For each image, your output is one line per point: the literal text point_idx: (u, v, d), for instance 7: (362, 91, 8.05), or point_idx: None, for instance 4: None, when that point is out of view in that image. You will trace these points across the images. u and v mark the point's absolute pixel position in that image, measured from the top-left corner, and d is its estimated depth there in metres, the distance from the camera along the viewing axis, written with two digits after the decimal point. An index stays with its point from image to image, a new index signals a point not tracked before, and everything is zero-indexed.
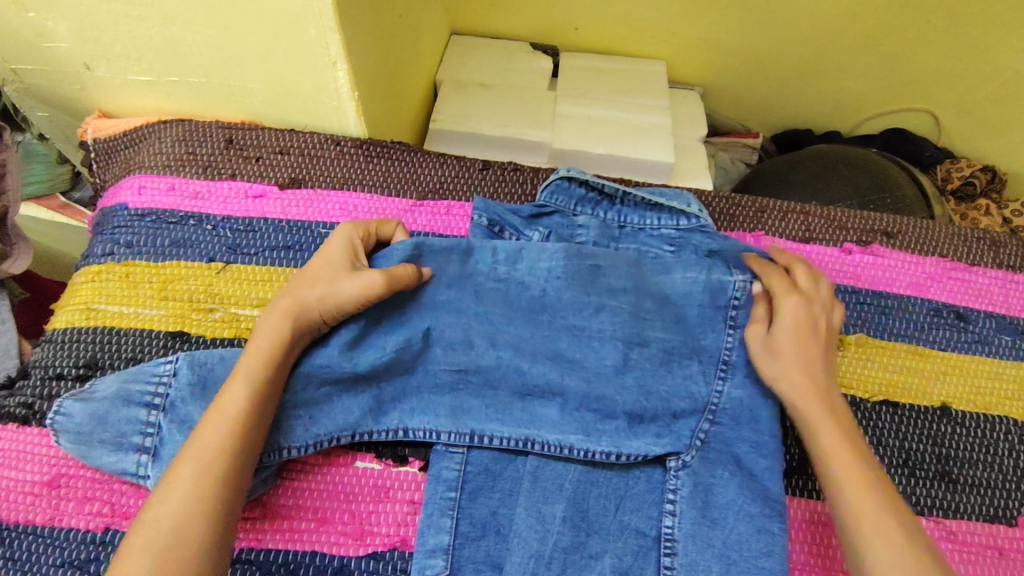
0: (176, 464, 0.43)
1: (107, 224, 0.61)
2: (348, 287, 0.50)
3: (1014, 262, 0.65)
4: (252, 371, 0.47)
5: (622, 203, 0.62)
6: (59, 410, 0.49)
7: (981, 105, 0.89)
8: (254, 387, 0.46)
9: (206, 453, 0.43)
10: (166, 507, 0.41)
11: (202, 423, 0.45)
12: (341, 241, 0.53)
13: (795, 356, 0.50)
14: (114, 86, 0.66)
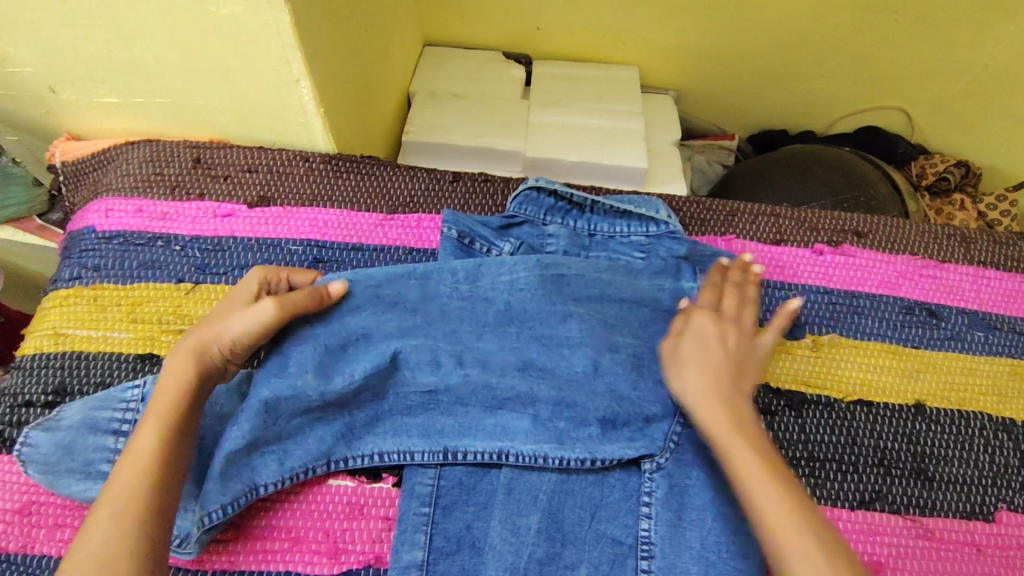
0: (96, 508, 0.42)
1: (75, 247, 0.60)
2: (243, 322, 0.50)
3: (985, 258, 0.65)
4: (161, 410, 0.46)
5: (591, 212, 0.62)
6: (25, 441, 0.49)
7: (952, 101, 0.90)
8: (163, 421, 0.46)
9: (122, 492, 0.43)
10: (88, 546, 0.41)
11: (120, 462, 0.44)
12: (246, 284, 0.53)
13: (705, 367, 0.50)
14: (81, 109, 0.66)
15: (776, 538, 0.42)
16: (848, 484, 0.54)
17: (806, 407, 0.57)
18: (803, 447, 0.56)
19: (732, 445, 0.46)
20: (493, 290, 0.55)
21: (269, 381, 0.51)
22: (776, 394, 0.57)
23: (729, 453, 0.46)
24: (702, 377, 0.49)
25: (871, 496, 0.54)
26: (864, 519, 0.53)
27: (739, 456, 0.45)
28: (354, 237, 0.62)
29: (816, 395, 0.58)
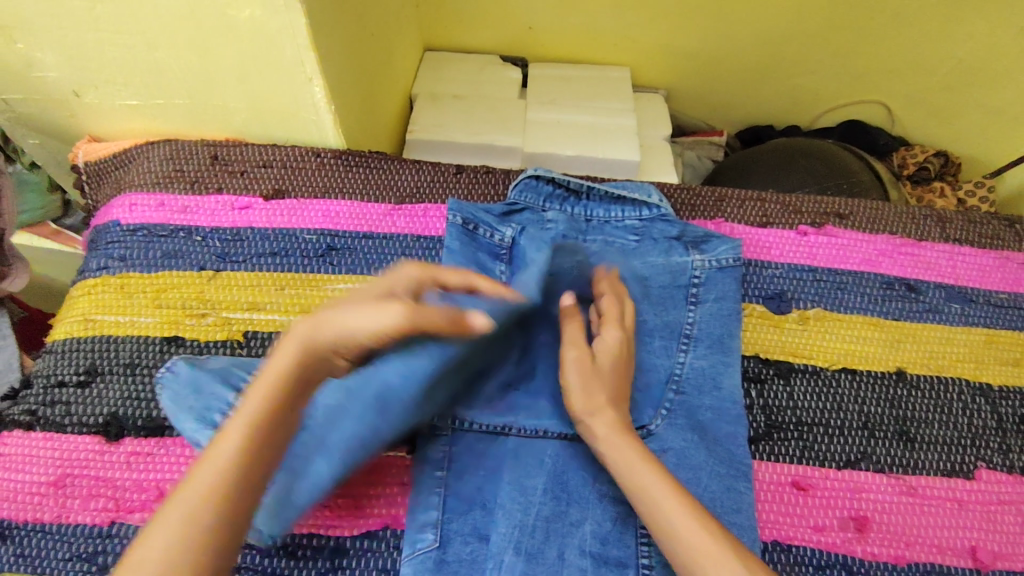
0: (163, 508, 0.38)
1: (101, 240, 0.63)
2: (360, 321, 0.40)
3: (960, 235, 0.69)
4: (253, 414, 0.40)
5: (588, 198, 0.66)
6: (169, 368, 0.53)
7: (929, 94, 0.94)
8: (252, 430, 0.40)
9: (196, 495, 0.38)
10: (147, 551, 0.36)
11: (199, 461, 0.39)
12: (390, 277, 0.44)
13: (606, 393, 0.52)
14: (102, 111, 0.70)
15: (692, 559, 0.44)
16: (835, 446, 0.58)
17: (794, 375, 0.61)
18: (791, 413, 0.59)
19: (638, 469, 0.48)
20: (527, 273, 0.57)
21: (356, 396, 0.48)
22: (765, 364, 0.61)
23: (631, 479, 0.48)
24: (603, 403, 0.52)
25: (856, 457, 0.58)
26: (850, 477, 0.57)
27: (645, 480, 0.47)
28: (365, 226, 0.65)
29: (803, 364, 0.61)
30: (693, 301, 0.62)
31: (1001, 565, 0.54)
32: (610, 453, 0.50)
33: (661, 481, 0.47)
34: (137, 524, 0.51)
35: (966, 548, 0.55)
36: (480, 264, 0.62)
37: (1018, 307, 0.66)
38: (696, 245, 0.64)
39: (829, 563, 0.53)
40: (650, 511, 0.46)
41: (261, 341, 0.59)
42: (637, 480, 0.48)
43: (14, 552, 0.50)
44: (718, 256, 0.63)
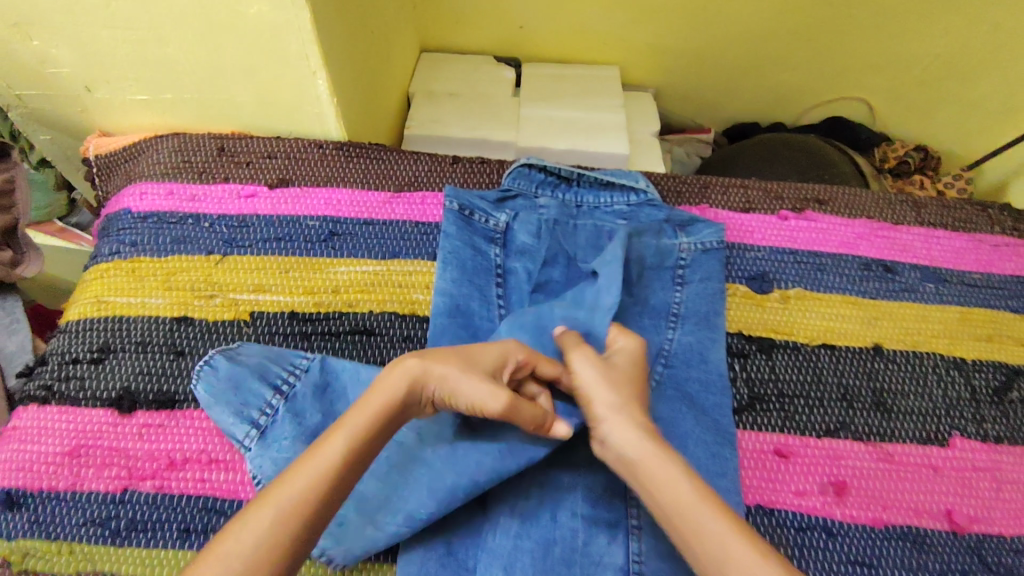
0: (257, 502, 0.41)
1: (112, 227, 0.66)
2: (471, 390, 0.47)
3: (934, 220, 0.72)
4: (354, 430, 0.44)
5: (578, 185, 0.69)
6: (208, 361, 0.56)
7: (906, 90, 0.98)
8: (351, 446, 0.43)
9: (289, 495, 0.41)
10: (237, 540, 0.39)
11: (298, 463, 0.42)
12: (490, 352, 0.50)
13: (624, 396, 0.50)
14: (113, 106, 0.73)
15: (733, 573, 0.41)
16: (815, 416, 0.61)
17: (776, 350, 0.64)
18: (773, 385, 0.62)
19: (672, 486, 0.45)
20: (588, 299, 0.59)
21: (449, 454, 0.52)
22: (748, 340, 0.64)
23: (663, 498, 0.45)
24: (623, 404, 0.49)
25: (835, 426, 0.60)
26: (830, 445, 0.59)
27: (680, 499, 0.44)
28: (366, 213, 0.68)
29: (784, 340, 0.64)
30: (680, 280, 0.64)
31: (975, 528, 0.57)
32: (637, 468, 0.46)
33: (699, 500, 0.44)
34: (148, 491, 0.54)
35: (941, 512, 0.57)
36: (476, 247, 0.64)
37: (992, 286, 0.69)
38: (682, 229, 0.67)
39: (809, 524, 0.56)
40: (687, 534, 0.43)
41: (267, 321, 0.62)
42: (671, 499, 0.44)
43: (30, 518, 0.53)
44: (702, 239, 0.66)
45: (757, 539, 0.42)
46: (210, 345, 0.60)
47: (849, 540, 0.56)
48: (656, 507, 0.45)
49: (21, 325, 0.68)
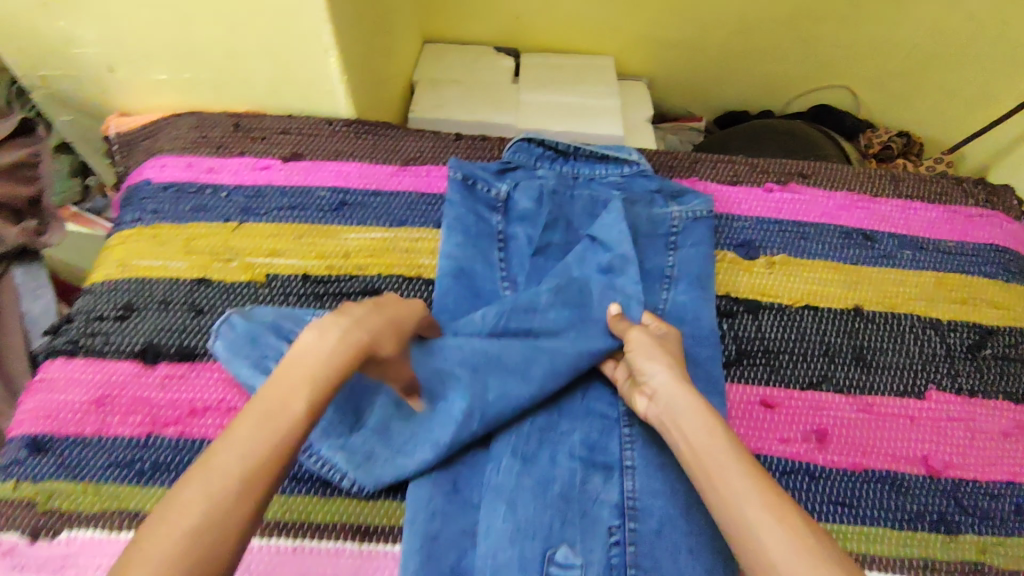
0: (212, 458, 0.39)
1: (135, 197, 0.70)
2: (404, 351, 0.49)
3: (912, 192, 0.76)
4: (310, 383, 0.43)
5: (575, 158, 0.73)
6: (225, 321, 0.59)
7: (888, 77, 1.03)
8: (313, 398, 0.42)
9: (251, 450, 0.39)
10: (198, 497, 0.37)
11: (250, 420, 0.41)
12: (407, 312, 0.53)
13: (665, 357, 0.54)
14: (132, 86, 0.76)
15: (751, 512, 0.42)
16: (799, 370, 0.64)
17: (762, 311, 0.67)
18: (759, 342, 0.66)
19: (705, 431, 0.47)
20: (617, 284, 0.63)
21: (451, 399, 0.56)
22: (736, 301, 0.68)
23: (695, 441, 0.47)
24: (666, 365, 0.54)
25: (818, 380, 0.64)
26: (813, 397, 0.63)
27: (710, 443, 0.46)
28: (374, 184, 0.72)
29: (770, 302, 0.68)
30: (672, 246, 0.68)
31: (951, 473, 0.61)
32: (677, 412, 0.50)
33: (727, 446, 0.46)
34: (171, 436, 0.57)
35: (918, 457, 0.61)
36: (479, 214, 0.68)
37: (967, 253, 0.73)
38: (674, 198, 0.71)
39: (794, 468, 0.60)
40: (712, 472, 0.45)
41: (282, 282, 0.65)
42: (701, 442, 0.47)
43: (58, 460, 0.56)
44: (692, 208, 0.70)
45: (778, 487, 0.43)
46: (228, 303, 0.64)
47: (831, 483, 0.59)
48: (689, 450, 0.48)
49: (48, 291, 0.76)
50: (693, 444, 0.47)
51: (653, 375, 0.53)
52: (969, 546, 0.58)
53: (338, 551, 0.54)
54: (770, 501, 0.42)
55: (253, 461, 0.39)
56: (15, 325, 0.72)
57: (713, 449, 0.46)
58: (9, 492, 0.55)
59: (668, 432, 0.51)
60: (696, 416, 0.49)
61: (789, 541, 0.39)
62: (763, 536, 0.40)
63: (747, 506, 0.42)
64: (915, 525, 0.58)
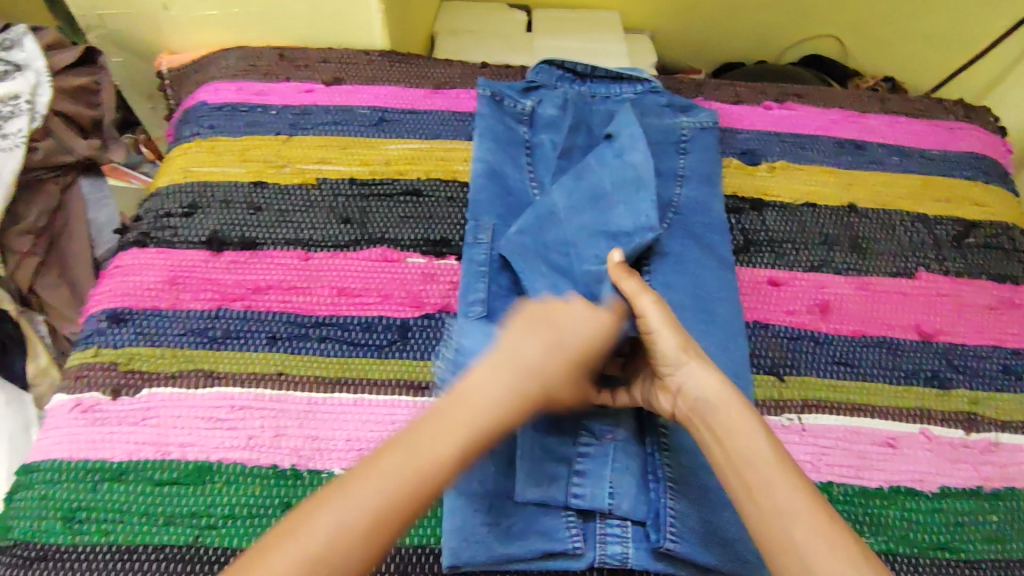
0: (352, 483, 0.39)
1: (192, 116, 0.76)
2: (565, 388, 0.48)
3: (897, 110, 0.84)
4: (464, 434, 0.42)
5: (591, 80, 0.80)
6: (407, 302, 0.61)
7: (871, 24, 1.11)
8: (460, 450, 0.41)
9: (393, 492, 0.39)
10: (328, 521, 0.38)
11: (399, 450, 0.41)
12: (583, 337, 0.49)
13: (692, 348, 0.52)
14: (184, 22, 0.81)
15: (798, 538, 0.41)
16: (800, 255, 0.71)
17: (765, 208, 0.74)
18: (764, 233, 0.72)
19: (748, 440, 0.46)
20: (627, 162, 0.69)
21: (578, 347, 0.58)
22: (741, 200, 0.75)
23: (734, 449, 0.46)
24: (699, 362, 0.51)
25: (818, 263, 0.71)
26: (815, 277, 0.70)
27: (752, 452, 0.46)
28: (410, 104, 0.78)
29: (772, 200, 0.75)
30: (683, 150, 0.75)
31: (941, 337, 0.67)
32: (712, 412, 0.48)
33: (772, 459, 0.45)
34: (239, 309, 0.63)
35: (911, 325, 0.68)
36: (507, 125, 0.74)
37: (949, 159, 0.80)
38: (685, 112, 0.78)
39: (799, 335, 0.66)
40: (753, 483, 0.44)
41: (331, 185, 0.72)
42: (743, 450, 0.46)
43: (136, 330, 0.62)
44: (700, 119, 0.77)
45: (828, 509, 0.43)
46: (282, 201, 0.70)
47: (833, 347, 0.66)
48: (726, 455, 0.46)
49: (110, 201, 0.89)
50: (731, 452, 0.46)
51: (678, 372, 0.51)
52: (961, 398, 0.64)
53: (394, 403, 0.60)
54: (821, 525, 0.42)
55: (385, 503, 0.39)
56: (86, 238, 0.86)
57: (756, 462, 0.45)
58: (91, 357, 0.60)
59: (701, 433, 0.49)
60: (739, 425, 0.47)
61: (841, 567, 0.40)
62: (812, 558, 0.40)
63: (797, 529, 0.42)
64: (911, 381, 0.64)
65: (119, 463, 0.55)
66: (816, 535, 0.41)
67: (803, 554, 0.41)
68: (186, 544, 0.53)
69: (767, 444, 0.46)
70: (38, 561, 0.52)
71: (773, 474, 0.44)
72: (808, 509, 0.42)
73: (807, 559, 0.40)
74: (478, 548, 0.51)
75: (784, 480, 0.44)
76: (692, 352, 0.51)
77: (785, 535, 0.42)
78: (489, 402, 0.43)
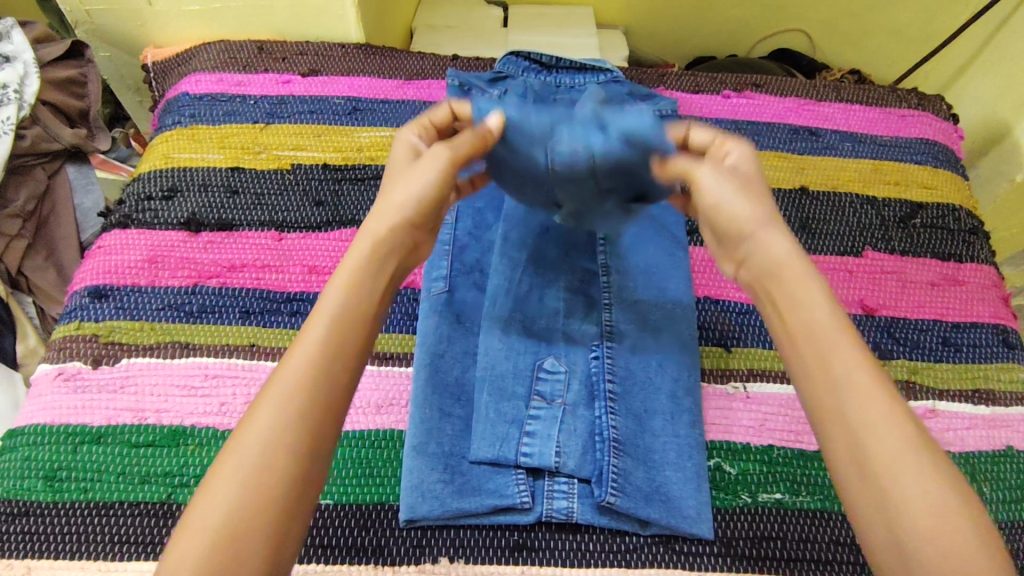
0: (263, 393, 0.40)
1: (174, 106, 0.80)
2: (418, 175, 0.49)
3: (852, 98, 0.87)
4: (335, 300, 0.44)
5: (558, 70, 0.83)
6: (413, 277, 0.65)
7: (838, 18, 1.15)
8: (338, 319, 0.43)
9: (289, 379, 0.41)
10: (255, 432, 0.39)
11: (289, 351, 0.42)
12: (400, 144, 0.54)
13: (763, 213, 0.48)
14: (167, 18, 0.84)
15: (856, 406, 0.40)
16: None
17: None
18: None
19: (817, 307, 0.44)
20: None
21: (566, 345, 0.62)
22: None
23: (795, 317, 0.45)
24: (767, 227, 0.48)
25: None
26: None
27: (817, 319, 0.44)
28: (382, 94, 0.82)
29: None
30: None
31: (884, 312, 0.71)
32: (777, 280, 0.46)
33: (840, 326, 0.43)
34: (214, 286, 0.67)
35: (855, 301, 0.71)
36: None
37: (900, 145, 0.83)
38: (647, 99, 0.81)
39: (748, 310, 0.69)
40: (810, 352, 0.43)
41: (305, 169, 0.75)
42: (804, 320, 0.44)
43: (117, 305, 0.65)
44: (659, 107, 0.80)
45: (888, 381, 0.42)
46: (258, 185, 0.74)
47: None
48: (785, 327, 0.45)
49: (96, 185, 0.92)
50: (795, 318, 0.45)
51: (746, 236, 0.48)
52: (900, 367, 0.68)
53: None
54: (879, 399, 0.40)
55: (294, 390, 0.40)
56: (72, 220, 0.89)
57: (817, 329, 0.43)
58: (74, 330, 0.64)
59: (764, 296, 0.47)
60: (803, 293, 0.45)
61: (893, 440, 0.39)
62: (863, 429, 0.40)
63: (851, 401, 0.41)
64: None
65: (98, 428, 0.59)
66: (874, 407, 0.40)
67: (860, 424, 0.40)
68: (159, 500, 0.56)
69: (831, 311, 0.44)
70: (20, 516, 0.55)
71: (834, 342, 0.43)
72: (868, 382, 0.41)
73: (862, 428, 0.40)
74: (434, 503, 0.55)
75: (846, 353, 0.42)
76: (762, 217, 0.48)
77: (844, 402, 0.41)
78: (358, 257, 0.46)
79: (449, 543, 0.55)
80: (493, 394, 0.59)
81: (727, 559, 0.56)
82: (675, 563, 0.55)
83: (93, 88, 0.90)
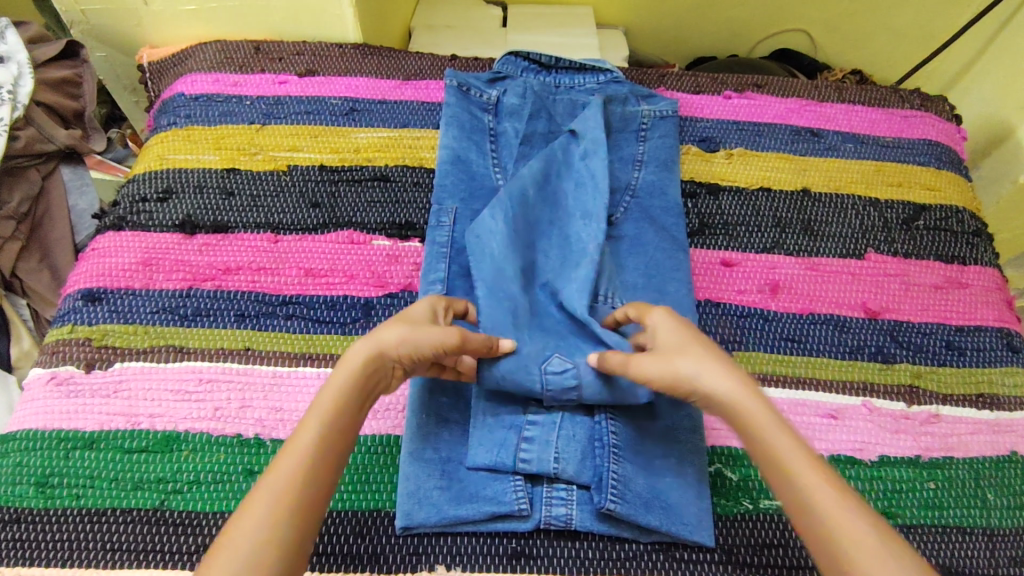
0: (248, 501, 0.42)
1: (169, 106, 0.79)
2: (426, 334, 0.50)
3: (854, 98, 0.86)
4: (324, 406, 0.47)
5: (557, 70, 0.82)
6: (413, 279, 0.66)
7: (840, 17, 1.14)
8: (326, 431, 0.46)
9: (280, 479, 0.43)
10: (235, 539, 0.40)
11: (277, 456, 0.45)
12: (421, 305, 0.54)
13: (705, 345, 0.51)
14: (163, 17, 0.83)
15: (838, 531, 0.41)
16: (753, 238, 0.74)
17: (722, 193, 0.77)
18: (719, 216, 0.75)
19: (770, 432, 0.46)
20: (586, 166, 0.69)
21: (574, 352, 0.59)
22: (699, 186, 0.77)
23: (761, 445, 0.46)
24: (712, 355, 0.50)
25: (771, 245, 0.73)
26: (767, 258, 0.72)
27: (780, 447, 0.45)
28: (380, 95, 0.81)
29: (729, 185, 0.78)
30: (643, 135, 0.77)
31: (887, 315, 0.70)
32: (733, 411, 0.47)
33: (796, 449, 0.45)
34: (209, 289, 0.66)
35: (857, 304, 0.70)
36: (472, 114, 0.77)
37: (903, 146, 0.82)
38: (647, 99, 0.80)
39: (749, 313, 0.69)
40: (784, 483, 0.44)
41: (302, 171, 0.74)
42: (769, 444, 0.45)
43: (111, 308, 0.64)
44: (660, 108, 0.79)
45: (857, 494, 0.43)
46: (254, 187, 0.73)
47: (781, 323, 0.68)
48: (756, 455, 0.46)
49: (90, 187, 0.92)
50: (763, 448, 0.46)
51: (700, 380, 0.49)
52: (903, 371, 0.67)
53: None
54: (852, 512, 0.41)
55: (282, 497, 0.42)
56: (67, 221, 0.88)
57: (782, 455, 0.45)
58: (67, 333, 0.63)
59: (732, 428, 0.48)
60: (758, 420, 0.46)
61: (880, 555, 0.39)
62: (852, 549, 0.40)
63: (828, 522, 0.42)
64: (855, 356, 0.67)
65: (90, 433, 0.58)
66: (846, 522, 0.41)
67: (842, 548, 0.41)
68: (152, 507, 0.55)
69: (785, 433, 0.45)
70: (11, 524, 0.54)
71: (800, 468, 0.44)
72: (838, 501, 0.42)
73: (846, 552, 0.40)
74: (431, 510, 0.54)
75: (814, 474, 0.43)
76: (705, 349, 0.50)
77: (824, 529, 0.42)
78: (343, 377, 0.48)
79: (447, 550, 0.54)
80: (491, 399, 0.58)
81: (728, 567, 0.55)
82: (675, 571, 0.54)
83: (88, 88, 0.89)
